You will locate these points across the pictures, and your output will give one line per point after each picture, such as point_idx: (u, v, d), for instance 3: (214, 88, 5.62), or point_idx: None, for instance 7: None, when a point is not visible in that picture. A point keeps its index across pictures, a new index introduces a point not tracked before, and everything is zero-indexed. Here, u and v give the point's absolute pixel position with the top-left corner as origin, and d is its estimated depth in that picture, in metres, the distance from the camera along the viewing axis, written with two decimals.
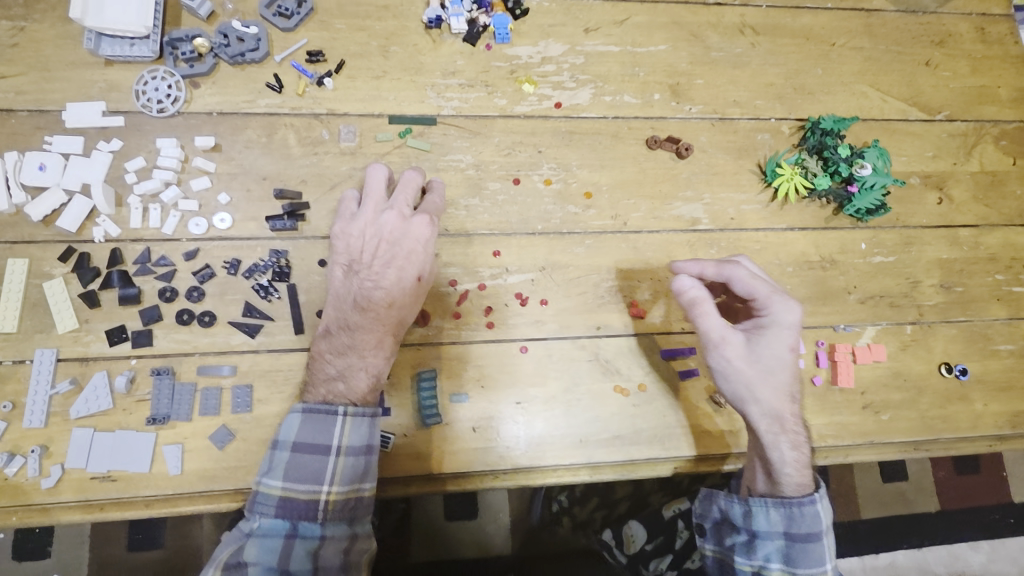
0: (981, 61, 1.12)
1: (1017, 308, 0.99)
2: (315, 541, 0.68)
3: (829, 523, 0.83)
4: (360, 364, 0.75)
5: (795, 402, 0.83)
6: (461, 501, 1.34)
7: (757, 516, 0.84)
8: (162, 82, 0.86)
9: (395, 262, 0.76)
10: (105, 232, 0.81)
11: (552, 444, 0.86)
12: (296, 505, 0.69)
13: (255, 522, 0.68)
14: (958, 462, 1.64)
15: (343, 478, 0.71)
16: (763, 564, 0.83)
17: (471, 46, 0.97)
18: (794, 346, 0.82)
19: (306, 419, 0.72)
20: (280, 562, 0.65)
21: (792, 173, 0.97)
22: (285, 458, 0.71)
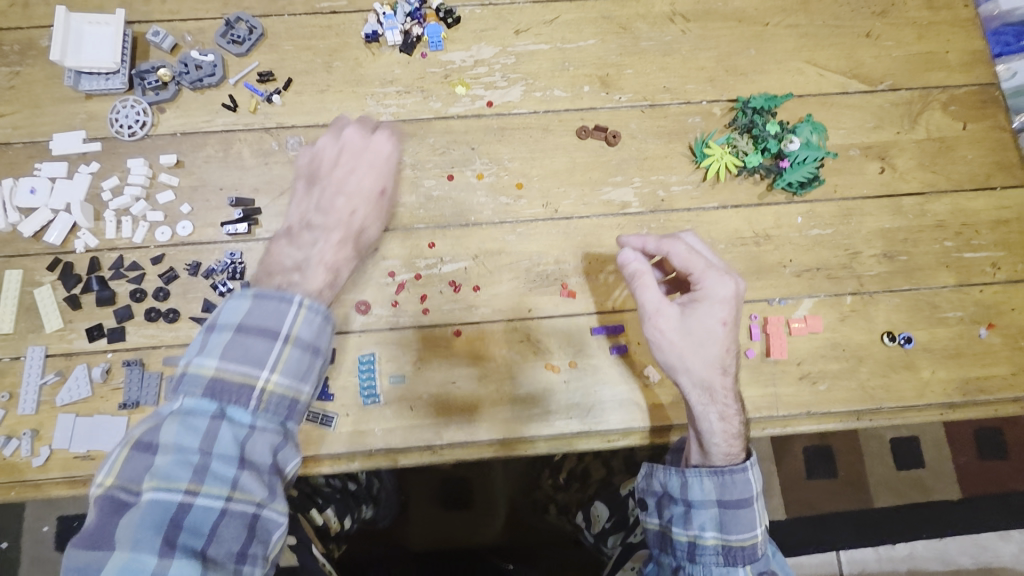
0: (928, 27, 1.09)
1: (966, 274, 0.97)
2: (244, 430, 0.62)
3: (758, 488, 0.86)
4: (320, 258, 0.78)
5: (728, 375, 0.85)
6: (455, 489, 1.37)
7: (692, 486, 0.85)
8: (132, 109, 0.98)
9: (361, 175, 0.86)
10: (86, 243, 0.93)
11: (486, 419, 0.92)
12: (228, 388, 0.63)
13: (179, 401, 0.62)
14: (980, 445, 1.52)
15: (286, 369, 0.65)
16: (698, 533, 0.84)
17: (408, 56, 1.04)
18: (725, 320, 0.84)
19: (257, 303, 0.67)
20: (204, 442, 0.60)
21: (721, 152, 0.99)
22: (225, 338, 0.65)
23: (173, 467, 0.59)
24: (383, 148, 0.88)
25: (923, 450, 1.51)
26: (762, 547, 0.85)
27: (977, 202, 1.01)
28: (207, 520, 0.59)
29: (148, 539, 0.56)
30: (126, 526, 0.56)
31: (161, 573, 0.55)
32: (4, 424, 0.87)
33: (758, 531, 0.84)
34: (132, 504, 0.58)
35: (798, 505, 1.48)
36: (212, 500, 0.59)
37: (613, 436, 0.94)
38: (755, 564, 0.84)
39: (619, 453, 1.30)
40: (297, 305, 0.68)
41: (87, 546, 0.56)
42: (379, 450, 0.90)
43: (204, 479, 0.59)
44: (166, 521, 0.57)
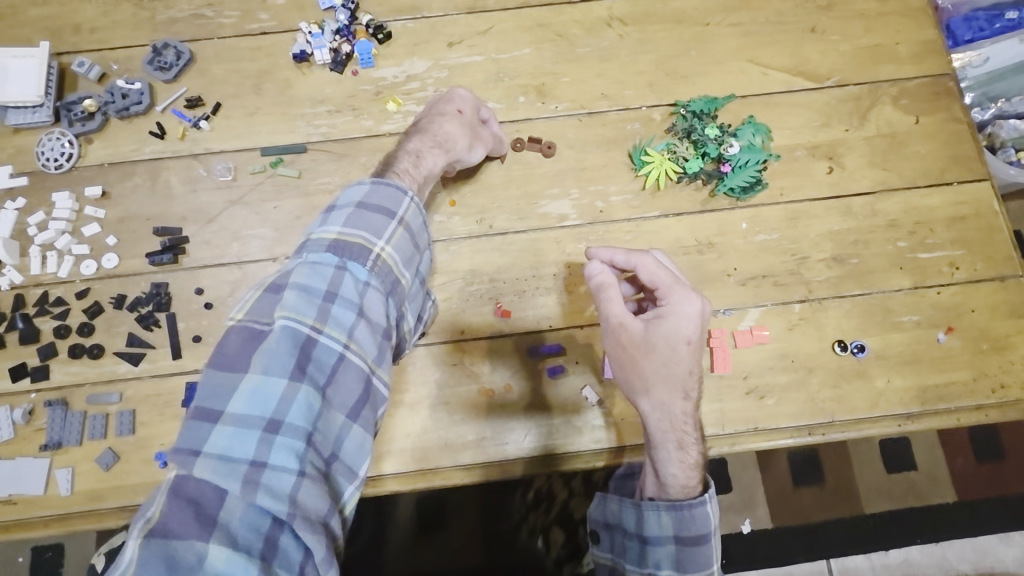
0: (876, 19, 1.05)
1: (922, 275, 0.93)
2: (361, 285, 0.66)
3: (716, 522, 0.82)
4: (408, 151, 0.85)
5: (690, 399, 0.79)
6: (428, 511, 1.29)
7: (649, 522, 0.80)
8: (58, 142, 0.97)
9: (442, 103, 0.91)
10: (11, 280, 0.91)
11: (423, 448, 0.89)
12: (347, 249, 0.67)
13: (304, 256, 0.66)
14: (976, 448, 1.45)
15: (397, 245, 0.70)
16: (654, 570, 0.81)
17: (339, 74, 1.02)
18: (690, 340, 0.78)
19: (374, 187, 0.72)
20: (329, 286, 0.64)
21: (661, 159, 0.96)
22: (346, 212, 0.69)
23: (302, 303, 0.62)
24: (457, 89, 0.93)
25: (915, 454, 1.44)
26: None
27: (931, 199, 0.96)
28: (329, 361, 0.62)
29: (280, 365, 0.58)
30: (260, 351, 0.59)
31: (290, 397, 0.58)
32: None
33: (712, 569, 0.81)
34: (267, 331, 0.60)
35: (787, 514, 1.41)
36: (333, 344, 0.62)
37: (558, 459, 0.90)
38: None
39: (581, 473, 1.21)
40: (410, 197, 0.74)
41: (221, 366, 0.59)
42: None
43: (327, 322, 0.62)
44: (296, 351, 0.60)
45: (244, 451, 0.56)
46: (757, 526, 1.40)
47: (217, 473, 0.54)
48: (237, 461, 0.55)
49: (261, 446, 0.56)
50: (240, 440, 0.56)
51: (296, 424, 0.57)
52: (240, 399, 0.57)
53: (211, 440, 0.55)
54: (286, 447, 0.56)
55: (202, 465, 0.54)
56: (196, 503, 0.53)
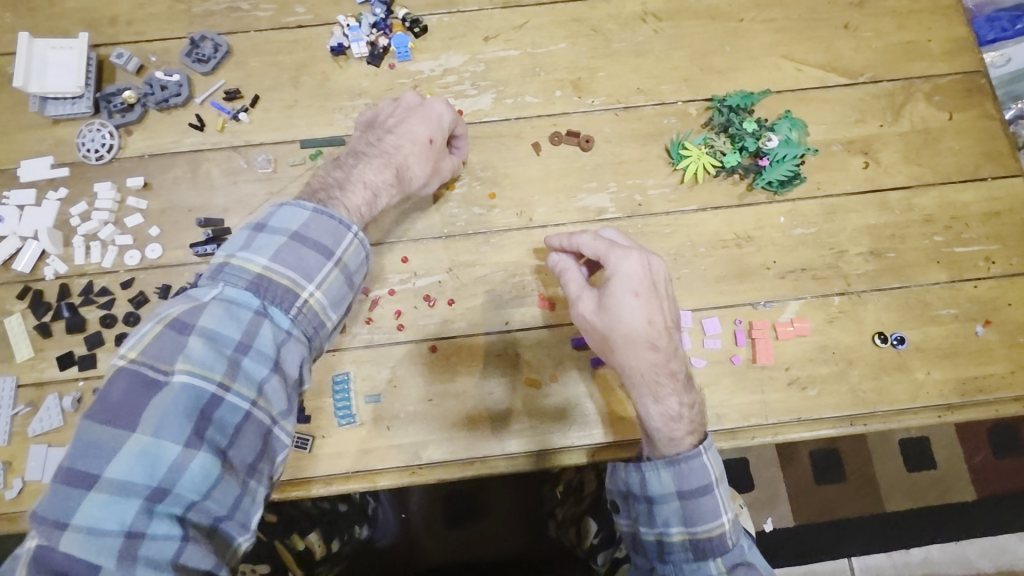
0: (908, 15, 1.05)
1: (959, 270, 0.94)
2: (281, 335, 0.67)
3: (719, 472, 0.77)
4: (363, 178, 0.79)
5: (659, 348, 0.76)
6: (457, 503, 1.32)
7: (650, 481, 0.76)
8: (98, 133, 0.97)
9: (412, 122, 0.84)
10: (55, 270, 0.93)
11: (466, 437, 0.91)
12: (269, 290, 0.67)
13: (221, 289, 0.66)
14: (996, 442, 1.45)
15: (328, 290, 0.70)
16: (664, 530, 0.77)
17: (376, 68, 1.02)
18: (638, 292, 0.76)
19: (315, 218, 0.71)
20: (246, 335, 0.64)
21: (698, 153, 0.97)
22: (275, 243, 0.69)
23: (209, 355, 0.62)
24: (436, 104, 0.85)
25: (934, 451, 1.44)
26: (733, 536, 0.76)
27: (967, 194, 0.97)
28: (233, 420, 0.62)
29: (175, 428, 0.59)
30: (150, 410, 0.59)
31: (181, 464, 0.58)
32: None
33: (724, 519, 0.76)
34: (161, 386, 0.60)
35: (810, 511, 1.42)
36: (240, 401, 0.63)
37: (598, 449, 0.92)
38: (725, 557, 0.75)
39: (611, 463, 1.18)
40: (354, 232, 0.73)
41: (103, 420, 0.58)
42: (357, 471, 0.89)
43: (236, 378, 0.63)
44: (192, 412, 0.60)
45: (115, 521, 0.56)
46: (780, 524, 1.41)
47: (86, 548, 0.55)
48: (108, 533, 0.56)
49: (140, 514, 0.57)
50: (116, 507, 0.56)
51: (185, 493, 0.59)
52: (122, 462, 0.57)
53: (82, 509, 0.56)
54: (167, 516, 0.57)
55: (67, 539, 0.55)
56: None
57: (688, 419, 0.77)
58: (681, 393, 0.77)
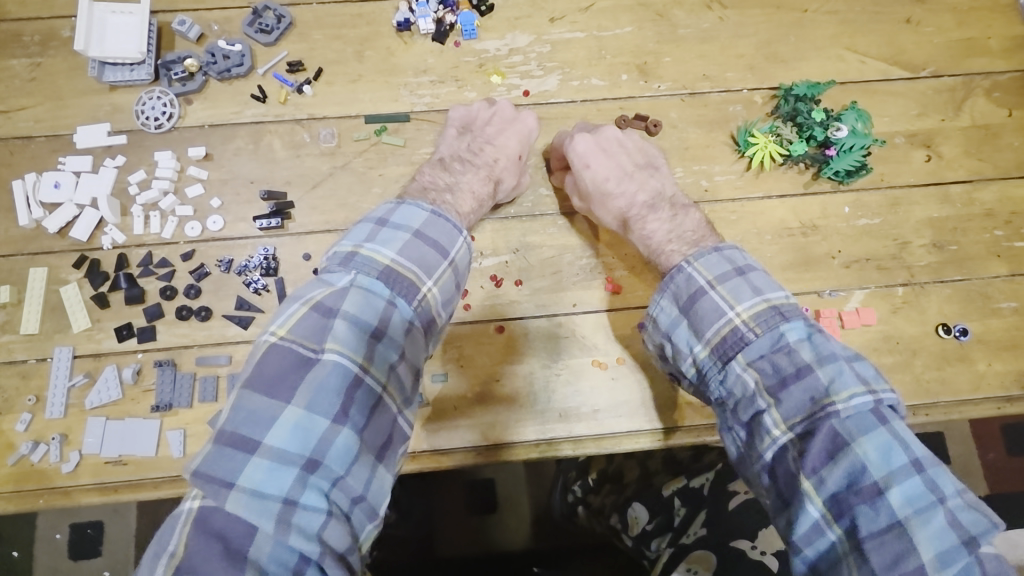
0: (968, 13, 1.05)
1: (1018, 264, 0.95)
2: (407, 324, 0.66)
3: (718, 273, 0.72)
4: (469, 189, 0.83)
5: (621, 198, 0.86)
6: (481, 493, 1.32)
7: (655, 316, 0.75)
8: (158, 101, 0.94)
9: (508, 135, 0.88)
10: (113, 240, 0.91)
11: (533, 418, 0.90)
12: (397, 282, 0.66)
13: (353, 276, 0.65)
14: (1008, 440, 1.43)
15: (443, 286, 0.70)
16: (689, 354, 0.71)
17: (441, 45, 1.00)
18: (589, 162, 0.87)
19: (431, 220, 0.72)
20: (378, 321, 0.63)
21: (765, 141, 0.96)
22: (401, 238, 0.69)
23: (352, 337, 0.60)
24: (529, 117, 0.90)
25: (949, 448, 1.43)
26: (754, 327, 0.67)
27: None
28: (370, 402, 0.60)
29: (325, 403, 0.57)
30: (306, 384, 0.58)
31: (329, 439, 0.57)
32: (32, 428, 0.86)
33: (731, 313, 0.68)
34: (314, 362, 0.59)
35: None
36: (376, 384, 0.61)
37: (665, 435, 0.91)
38: (750, 353, 0.66)
39: (657, 453, 1.20)
40: (463, 236, 0.74)
41: (263, 389, 0.57)
42: (423, 451, 0.89)
43: (374, 361, 0.61)
44: (340, 390, 0.58)
45: (276, 487, 0.54)
46: None
47: (249, 510, 0.52)
48: (270, 497, 0.53)
49: (295, 482, 0.54)
50: (274, 475, 0.54)
51: (332, 468, 0.56)
52: (279, 432, 0.55)
53: (245, 473, 0.54)
54: (318, 489, 0.55)
55: (233, 499, 0.52)
56: (225, 538, 0.51)
57: (669, 234, 0.82)
58: (656, 218, 0.83)
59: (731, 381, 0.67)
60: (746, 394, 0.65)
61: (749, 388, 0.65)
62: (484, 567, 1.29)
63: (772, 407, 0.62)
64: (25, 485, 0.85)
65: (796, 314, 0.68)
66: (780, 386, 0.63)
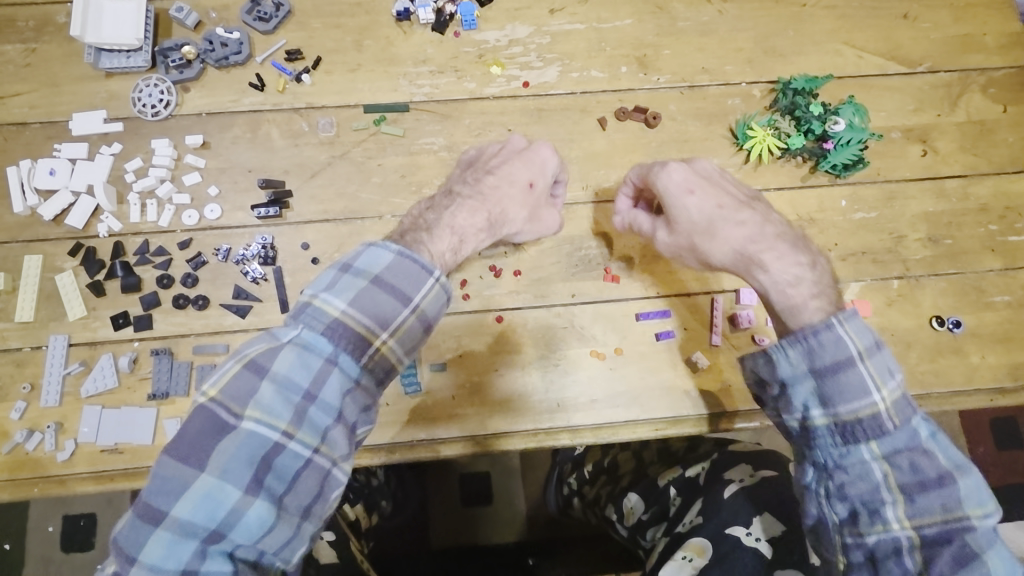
0: (964, 9, 1.06)
1: (1012, 258, 0.96)
2: (349, 384, 0.59)
3: (868, 342, 0.63)
4: (452, 221, 0.72)
5: (742, 228, 0.74)
6: (475, 484, 1.33)
7: (776, 364, 0.65)
8: (155, 88, 0.94)
9: (516, 167, 0.82)
10: (109, 228, 0.91)
11: (530, 408, 0.90)
12: (342, 337, 0.59)
13: (297, 330, 0.59)
14: (998, 437, 1.45)
15: (401, 338, 0.62)
16: (804, 414, 0.65)
17: (440, 35, 0.99)
18: (692, 189, 0.78)
19: (396, 260, 0.62)
20: (312, 385, 0.57)
21: (764, 134, 0.97)
22: (357, 284, 0.60)
23: (277, 403, 0.56)
24: (542, 149, 0.85)
25: None
26: (895, 417, 0.62)
27: (1019, 185, 1.00)
28: (293, 468, 0.57)
29: (237, 473, 0.55)
30: (217, 454, 0.55)
31: (239, 511, 0.55)
32: (27, 416, 0.86)
33: (878, 395, 0.61)
34: (229, 430, 0.55)
35: None
36: (303, 450, 0.57)
37: (661, 425, 0.91)
38: (885, 442, 0.62)
39: (652, 445, 1.20)
40: (435, 276, 0.63)
41: (174, 459, 0.55)
42: (420, 440, 0.89)
43: (300, 427, 0.57)
44: (254, 461, 0.55)
45: (174, 561, 0.54)
46: None
47: None
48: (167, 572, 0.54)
49: (195, 555, 0.54)
50: (174, 549, 0.54)
51: (240, 540, 0.55)
52: (186, 503, 0.54)
53: (148, 545, 0.54)
54: (222, 561, 0.54)
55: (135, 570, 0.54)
56: None
57: (812, 281, 0.68)
58: (793, 258, 0.69)
59: (850, 460, 0.63)
60: (868, 481, 0.62)
61: (875, 477, 0.61)
62: (477, 557, 1.30)
63: (898, 503, 0.61)
64: (19, 473, 0.85)
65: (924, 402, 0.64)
66: (918, 487, 0.60)
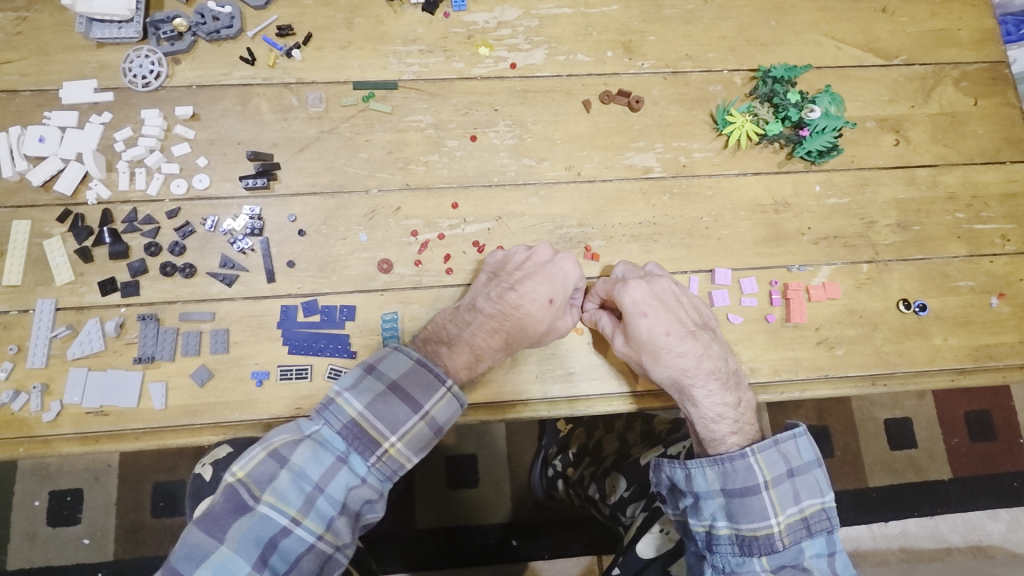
0: (941, 4, 1.09)
1: (977, 246, 1.01)
2: (355, 481, 0.73)
3: (775, 473, 0.78)
4: (469, 340, 0.85)
5: (686, 357, 0.84)
6: (461, 466, 1.35)
7: (695, 477, 0.79)
8: (146, 59, 0.95)
9: (537, 286, 0.86)
10: (97, 195, 0.92)
11: (510, 381, 0.93)
12: (357, 437, 0.74)
13: (320, 427, 0.74)
14: (970, 427, 1.49)
15: (409, 441, 0.76)
16: (712, 524, 0.78)
17: (430, 15, 1.01)
18: (646, 311, 0.85)
19: (413, 371, 0.79)
20: (323, 477, 0.71)
21: (742, 120, 0.99)
22: (378, 389, 0.77)
23: (291, 490, 0.69)
24: (564, 264, 0.88)
25: (915, 432, 1.48)
26: (785, 538, 0.76)
27: (988, 175, 1.04)
28: (297, 549, 0.69)
29: (248, 551, 0.66)
30: (235, 529, 0.67)
31: None
32: (12, 378, 0.87)
33: (774, 520, 0.76)
34: (249, 510, 0.68)
35: None
36: (308, 535, 0.69)
37: (635, 399, 0.95)
38: (773, 556, 0.75)
39: (636, 427, 1.23)
40: (444, 388, 0.79)
41: (202, 529, 0.67)
42: None
43: (308, 514, 0.69)
44: (265, 540, 0.67)
45: None
46: None
47: None
48: None
49: None
50: None
51: None
52: (204, 570, 0.65)
53: None
54: None
55: None
56: None
57: (732, 421, 0.83)
58: (722, 397, 0.84)
59: (744, 569, 0.75)
60: None
61: None
62: (461, 537, 1.33)
63: None
64: (5, 432, 0.86)
65: (822, 529, 0.77)
66: None
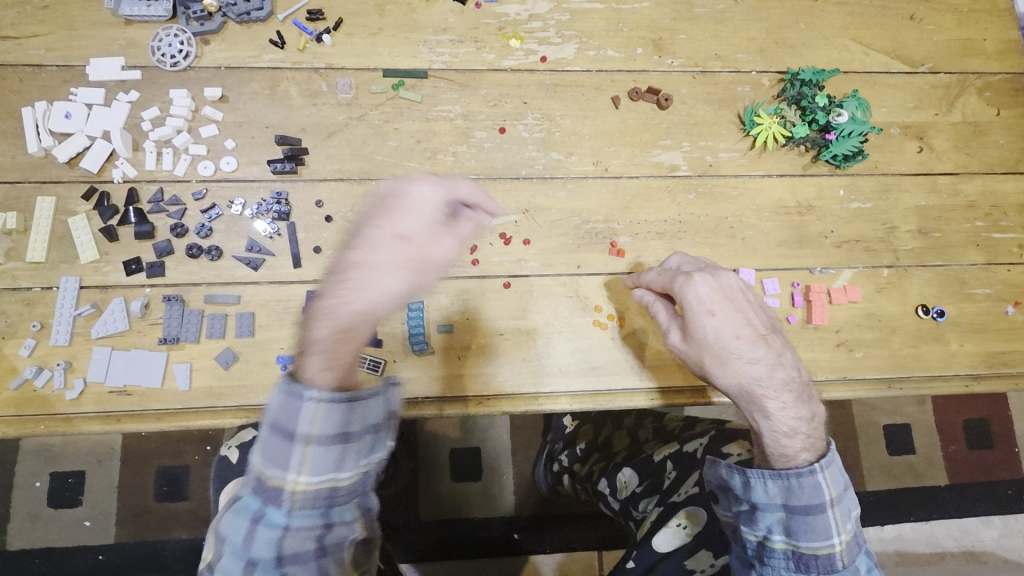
0: (968, 14, 1.10)
1: (994, 254, 1.02)
2: (279, 531, 0.61)
3: (837, 490, 0.77)
4: (324, 314, 0.61)
5: (756, 362, 0.79)
6: (466, 459, 1.36)
7: (754, 488, 0.77)
8: (175, 39, 0.93)
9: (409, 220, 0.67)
10: (123, 173, 0.91)
11: (533, 373, 0.93)
12: (263, 493, 0.62)
13: (240, 494, 0.65)
14: (970, 435, 1.52)
15: (310, 469, 0.61)
16: (766, 535, 0.77)
17: (462, 5, 1.00)
18: (714, 310, 0.82)
19: (276, 399, 0.63)
20: (247, 545, 0.61)
21: (770, 122, 1.00)
22: (259, 438, 0.63)
23: (233, 566, 0.61)
24: (410, 190, 0.70)
25: (916, 438, 1.50)
26: (844, 558, 0.76)
27: (1007, 185, 1.05)
28: None
29: None
30: None
31: None
32: (34, 355, 0.86)
33: (835, 539, 0.76)
34: None
35: None
36: None
37: (656, 395, 0.95)
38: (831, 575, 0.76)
39: (648, 424, 1.23)
40: (309, 397, 0.61)
41: None
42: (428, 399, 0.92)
43: None
44: None
45: None
46: None
47: None
48: None
49: None
50: None
51: None
52: None
53: None
54: None
55: None
56: None
57: (804, 434, 0.78)
58: (794, 409, 0.78)
59: None
60: None
61: None
62: (466, 529, 1.33)
63: None
64: (26, 409, 0.86)
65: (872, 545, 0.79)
66: None
